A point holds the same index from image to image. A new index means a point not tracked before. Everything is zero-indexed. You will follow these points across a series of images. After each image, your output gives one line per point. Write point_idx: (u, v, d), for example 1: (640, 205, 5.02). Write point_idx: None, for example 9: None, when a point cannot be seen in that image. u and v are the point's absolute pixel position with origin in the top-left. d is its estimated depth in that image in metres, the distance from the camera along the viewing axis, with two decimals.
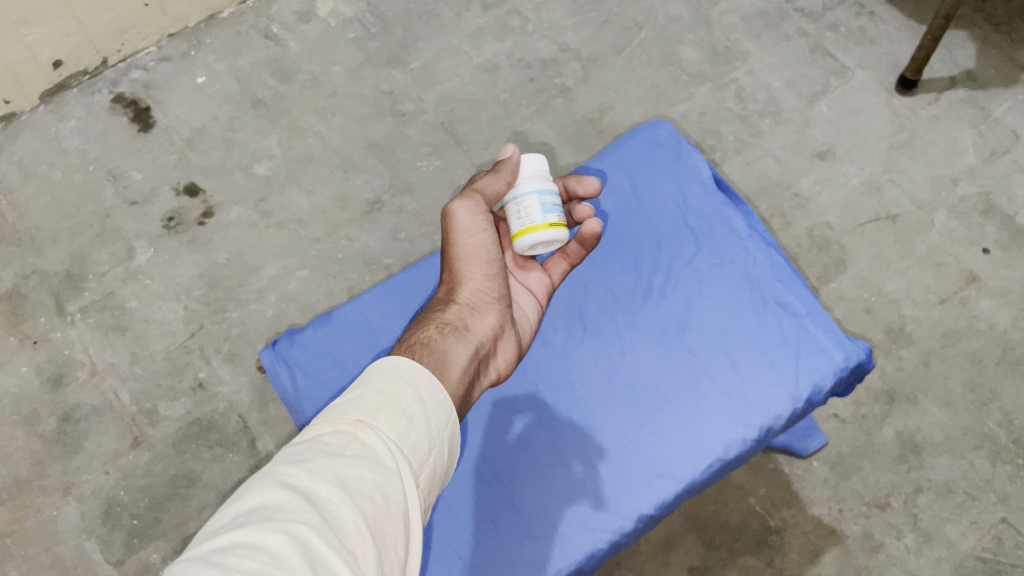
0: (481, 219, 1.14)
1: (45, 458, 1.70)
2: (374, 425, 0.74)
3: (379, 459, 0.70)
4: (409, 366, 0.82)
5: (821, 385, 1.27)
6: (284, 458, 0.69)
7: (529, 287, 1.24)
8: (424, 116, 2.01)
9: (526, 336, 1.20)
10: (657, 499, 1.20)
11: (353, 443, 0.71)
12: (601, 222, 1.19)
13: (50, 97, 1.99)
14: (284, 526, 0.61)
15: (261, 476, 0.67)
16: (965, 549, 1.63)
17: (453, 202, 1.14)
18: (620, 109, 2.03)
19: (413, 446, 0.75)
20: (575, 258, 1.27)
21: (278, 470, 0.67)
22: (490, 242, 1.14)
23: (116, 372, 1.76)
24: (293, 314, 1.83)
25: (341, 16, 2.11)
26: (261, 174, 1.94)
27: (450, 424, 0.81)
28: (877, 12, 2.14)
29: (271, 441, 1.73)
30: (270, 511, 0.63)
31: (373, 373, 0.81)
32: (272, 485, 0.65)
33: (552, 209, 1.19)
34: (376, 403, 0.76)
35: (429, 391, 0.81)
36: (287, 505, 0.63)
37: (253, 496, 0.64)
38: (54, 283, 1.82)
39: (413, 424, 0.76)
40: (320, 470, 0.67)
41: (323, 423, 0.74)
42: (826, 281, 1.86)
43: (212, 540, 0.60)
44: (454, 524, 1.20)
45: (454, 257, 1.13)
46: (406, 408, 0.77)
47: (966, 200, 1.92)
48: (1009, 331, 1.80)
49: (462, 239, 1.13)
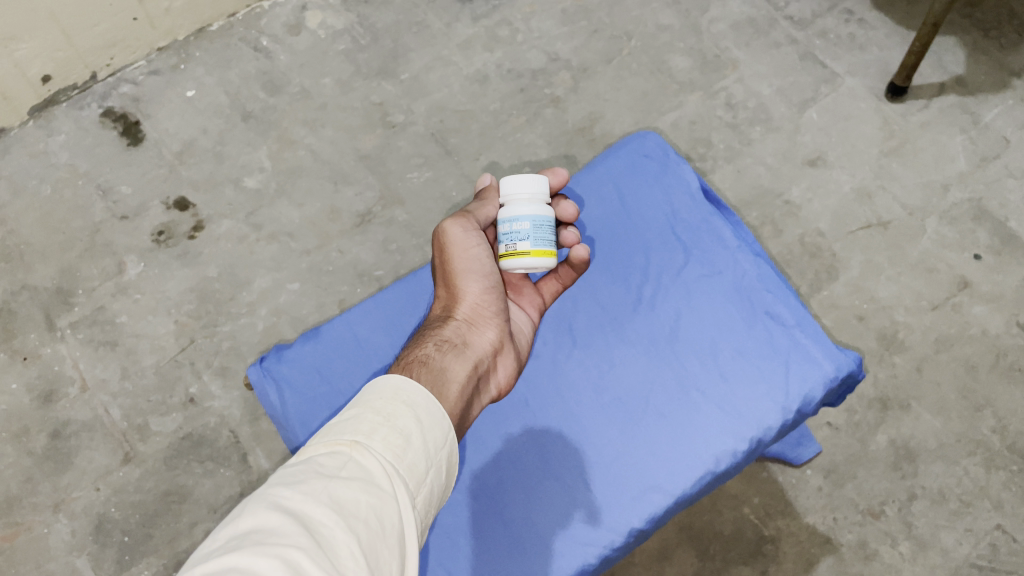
0: (474, 236, 1.14)
1: (35, 475, 1.69)
2: (369, 445, 0.73)
3: (374, 481, 0.70)
4: (405, 384, 0.82)
5: (812, 396, 1.26)
6: (278, 479, 0.68)
7: (522, 306, 1.24)
8: (414, 127, 2.01)
9: (524, 350, 1.20)
10: (647, 513, 1.19)
11: (348, 463, 0.71)
12: (589, 249, 1.19)
13: (39, 112, 1.99)
14: (277, 549, 0.60)
15: (254, 498, 0.66)
16: (960, 557, 1.63)
17: (445, 220, 1.14)
18: (611, 118, 2.03)
19: (410, 466, 0.74)
20: (567, 280, 1.27)
21: (271, 491, 0.66)
22: (485, 256, 1.14)
23: (107, 388, 1.76)
24: (284, 328, 1.82)
25: (331, 28, 2.12)
26: (251, 188, 1.94)
27: (448, 443, 0.81)
28: (866, 18, 2.14)
29: (263, 456, 1.72)
30: (264, 534, 0.61)
31: (369, 393, 0.81)
32: (265, 508, 0.64)
33: (542, 238, 1.16)
34: (372, 422, 0.76)
35: (426, 410, 0.80)
36: (281, 528, 0.62)
37: (245, 519, 0.63)
38: (44, 298, 1.82)
39: (409, 443, 0.75)
40: (315, 492, 0.66)
41: (318, 445, 0.73)
42: (817, 289, 1.86)
43: (203, 564, 0.58)
44: (445, 541, 1.19)
45: (450, 273, 1.13)
46: (403, 427, 0.76)
47: (957, 206, 1.92)
48: (1002, 337, 1.80)
49: (457, 254, 1.13)
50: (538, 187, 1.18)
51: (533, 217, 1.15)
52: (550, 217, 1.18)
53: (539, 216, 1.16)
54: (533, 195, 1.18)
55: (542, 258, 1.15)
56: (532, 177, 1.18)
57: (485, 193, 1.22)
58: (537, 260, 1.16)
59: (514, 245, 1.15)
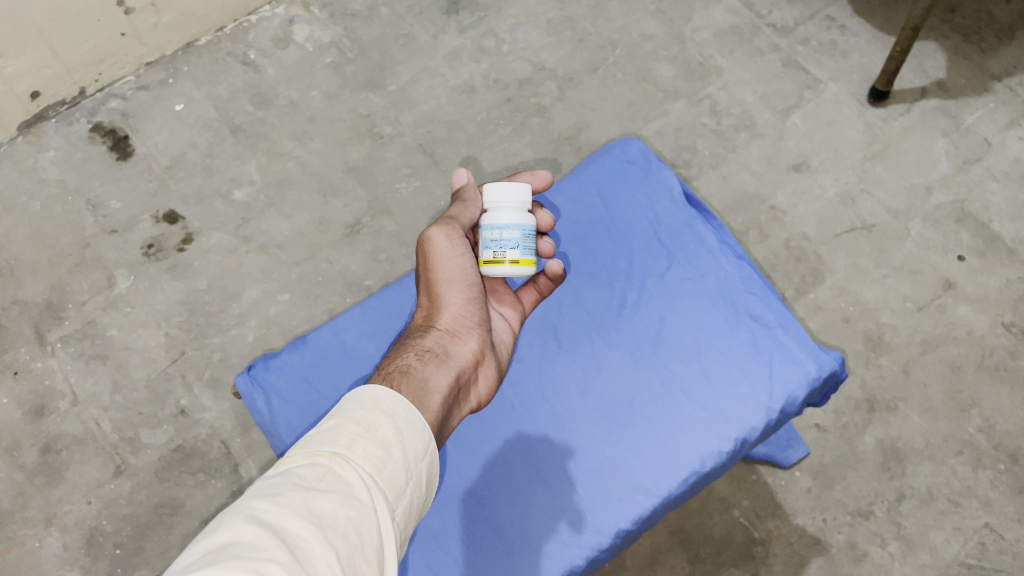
0: (460, 245, 1.15)
1: (26, 489, 1.69)
2: (348, 456, 0.74)
3: (353, 493, 0.71)
4: (386, 395, 0.83)
5: (795, 396, 1.28)
6: (256, 491, 0.69)
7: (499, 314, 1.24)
8: (402, 138, 2.03)
9: (505, 360, 1.23)
10: (634, 514, 1.20)
11: (327, 476, 0.71)
12: (562, 263, 1.21)
13: (29, 128, 2.00)
14: (253, 563, 0.60)
15: (232, 510, 0.66)
16: (949, 556, 1.64)
17: (430, 229, 1.16)
18: (596, 126, 2.05)
19: (389, 477, 0.75)
20: (545, 290, 1.29)
21: (249, 503, 0.67)
22: (469, 266, 1.15)
23: (98, 402, 1.76)
24: (273, 338, 1.83)
25: (318, 41, 2.14)
26: (240, 201, 1.95)
27: (428, 454, 0.82)
28: (847, 25, 2.17)
29: (254, 467, 1.73)
30: (240, 548, 0.62)
31: (350, 404, 0.81)
32: (242, 521, 0.64)
33: (522, 245, 1.17)
34: (352, 433, 0.76)
35: (407, 421, 0.81)
36: (258, 541, 0.63)
37: (222, 531, 0.63)
38: (35, 313, 1.83)
39: (389, 455, 0.76)
40: (293, 505, 0.67)
41: (297, 456, 0.74)
42: (803, 293, 1.87)
43: None
44: (433, 546, 1.20)
45: (433, 282, 1.14)
46: (383, 438, 0.77)
47: (940, 208, 1.94)
48: (987, 337, 1.81)
49: (441, 265, 1.14)
50: (526, 197, 1.21)
51: (522, 227, 1.18)
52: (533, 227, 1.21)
53: (526, 225, 1.18)
54: (518, 203, 1.20)
55: (523, 267, 1.18)
56: (520, 185, 1.21)
57: (464, 194, 1.22)
58: (525, 268, 1.18)
59: (502, 252, 1.17)
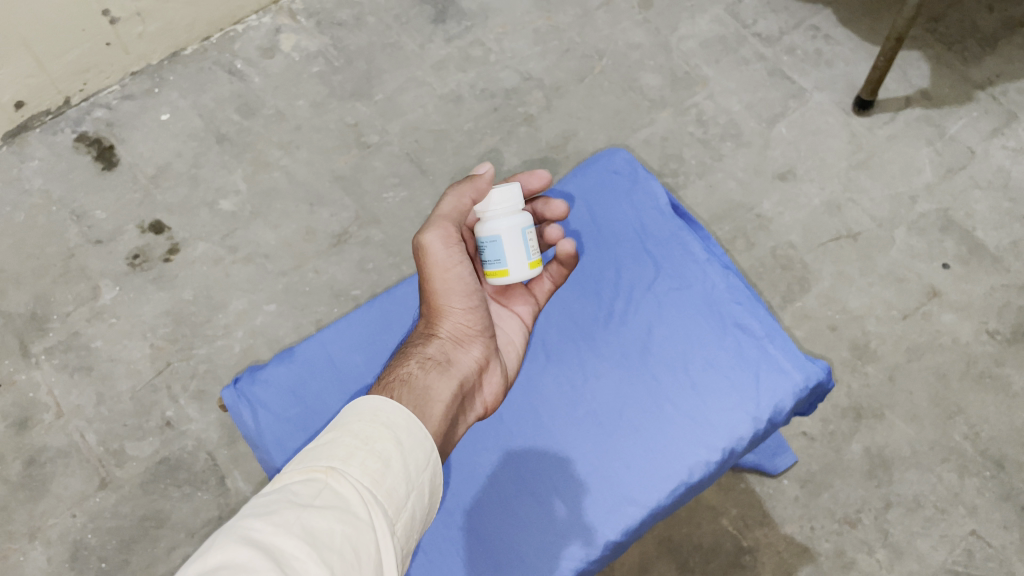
0: (456, 251, 1.12)
1: (10, 502, 1.67)
2: (345, 471, 0.74)
3: (350, 509, 0.70)
4: (385, 406, 0.83)
5: (782, 406, 1.28)
6: (250, 510, 0.68)
7: (515, 310, 1.26)
8: (389, 147, 2.02)
9: (512, 369, 1.23)
10: (622, 526, 1.20)
11: (324, 491, 0.71)
12: (574, 244, 1.24)
13: (13, 138, 1.99)
14: None
15: (225, 531, 0.66)
16: (936, 563, 1.64)
17: (425, 233, 1.11)
18: (584, 135, 2.06)
19: (389, 491, 0.75)
20: (558, 278, 1.31)
21: (242, 523, 0.66)
22: (469, 275, 1.12)
23: (82, 414, 1.75)
24: (261, 349, 1.82)
25: (305, 51, 2.13)
26: (227, 210, 1.94)
27: (430, 465, 0.82)
28: (831, 35, 2.18)
29: (240, 479, 1.71)
30: (232, 570, 0.61)
31: (349, 416, 0.81)
32: (235, 542, 0.64)
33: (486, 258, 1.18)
34: (350, 447, 0.76)
35: (407, 432, 0.81)
36: (250, 562, 0.62)
37: (214, 553, 0.63)
38: (18, 324, 1.81)
39: (389, 468, 0.76)
40: (287, 523, 0.66)
41: (293, 472, 0.74)
42: (790, 301, 1.88)
43: None
44: (423, 559, 1.20)
45: (432, 291, 1.12)
46: (382, 451, 0.77)
47: (924, 217, 1.95)
48: (972, 344, 1.82)
49: (438, 274, 1.11)
50: (516, 199, 1.18)
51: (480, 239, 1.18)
52: (498, 236, 1.16)
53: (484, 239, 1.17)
54: (490, 211, 1.17)
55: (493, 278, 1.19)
56: (514, 186, 1.18)
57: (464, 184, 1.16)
58: (524, 275, 1.19)
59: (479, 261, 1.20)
